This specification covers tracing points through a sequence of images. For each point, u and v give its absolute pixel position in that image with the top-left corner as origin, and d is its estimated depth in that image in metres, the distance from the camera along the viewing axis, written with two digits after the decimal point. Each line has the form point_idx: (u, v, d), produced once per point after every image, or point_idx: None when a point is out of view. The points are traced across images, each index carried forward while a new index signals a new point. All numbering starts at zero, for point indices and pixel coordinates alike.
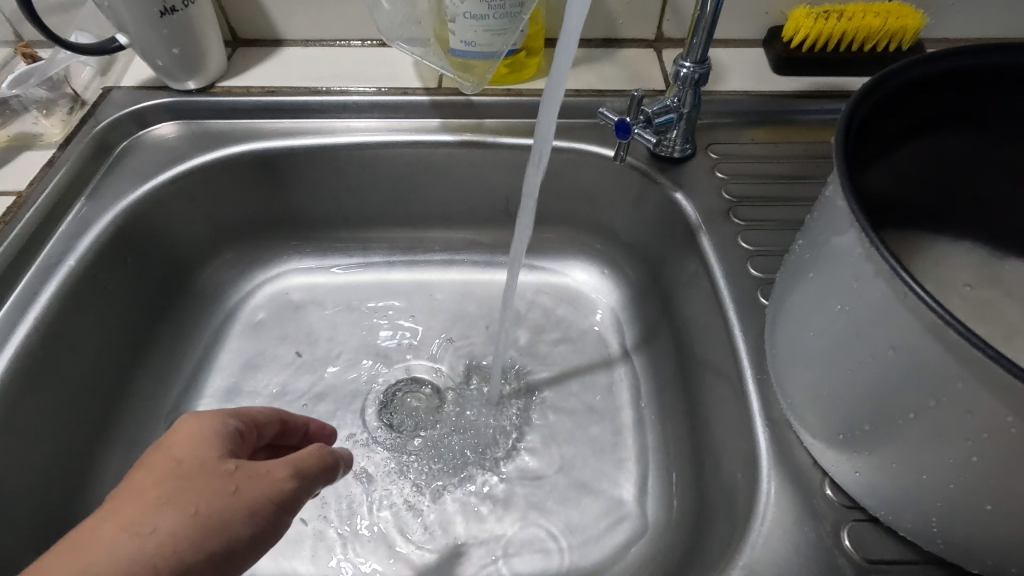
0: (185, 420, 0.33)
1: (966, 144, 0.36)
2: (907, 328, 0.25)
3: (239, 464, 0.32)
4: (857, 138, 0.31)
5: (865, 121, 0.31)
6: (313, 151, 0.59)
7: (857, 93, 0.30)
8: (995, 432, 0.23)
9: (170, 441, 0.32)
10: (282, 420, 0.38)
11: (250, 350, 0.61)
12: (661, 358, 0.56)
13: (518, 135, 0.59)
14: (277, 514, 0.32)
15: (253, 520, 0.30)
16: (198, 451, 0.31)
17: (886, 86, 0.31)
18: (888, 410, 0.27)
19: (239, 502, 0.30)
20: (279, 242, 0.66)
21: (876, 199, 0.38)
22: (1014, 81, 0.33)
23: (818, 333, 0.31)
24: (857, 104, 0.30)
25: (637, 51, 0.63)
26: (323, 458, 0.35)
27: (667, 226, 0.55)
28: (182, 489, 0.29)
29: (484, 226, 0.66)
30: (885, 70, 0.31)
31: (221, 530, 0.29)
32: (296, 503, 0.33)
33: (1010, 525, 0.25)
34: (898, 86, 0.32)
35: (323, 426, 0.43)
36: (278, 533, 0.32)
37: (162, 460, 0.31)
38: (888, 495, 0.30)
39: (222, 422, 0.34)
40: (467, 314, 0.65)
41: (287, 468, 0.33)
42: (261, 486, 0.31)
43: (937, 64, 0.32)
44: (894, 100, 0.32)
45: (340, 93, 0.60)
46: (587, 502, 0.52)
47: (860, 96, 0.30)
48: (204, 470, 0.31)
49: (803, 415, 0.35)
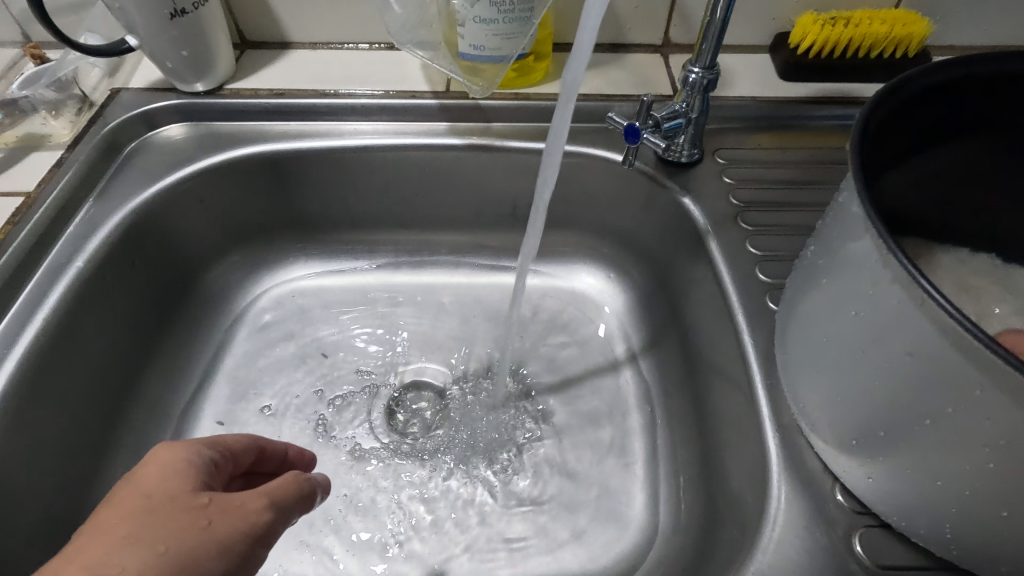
0: (156, 452, 0.33)
1: (979, 150, 0.37)
2: (924, 335, 0.25)
3: (212, 497, 0.31)
4: (872, 144, 0.31)
5: (880, 128, 0.31)
6: (321, 153, 0.59)
7: (872, 101, 0.30)
8: (1013, 438, 0.23)
9: (138, 475, 0.31)
10: (257, 448, 0.38)
11: (256, 352, 0.61)
12: (668, 362, 0.56)
13: (526, 139, 0.59)
14: (254, 547, 0.31)
15: (227, 555, 0.30)
16: (168, 484, 0.31)
17: (901, 93, 0.31)
18: (903, 415, 0.27)
19: (212, 536, 0.29)
20: (285, 244, 0.66)
21: (890, 205, 0.38)
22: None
23: (831, 338, 0.31)
24: (872, 111, 0.30)
25: (644, 56, 0.64)
26: (299, 485, 0.35)
27: (675, 230, 0.55)
28: (151, 524, 0.29)
29: (490, 229, 0.66)
30: (901, 76, 0.31)
31: (192, 566, 0.28)
32: (272, 535, 0.32)
33: None
34: (912, 93, 0.32)
35: (302, 454, 0.43)
36: (254, 568, 0.31)
37: (130, 497, 0.30)
38: (902, 501, 0.30)
39: (195, 453, 0.34)
40: (473, 317, 0.64)
41: (263, 498, 0.33)
42: (237, 518, 0.31)
43: (952, 71, 0.33)
44: (908, 106, 0.32)
45: (348, 95, 0.60)
46: (595, 506, 0.52)
47: (875, 103, 0.30)
48: (175, 504, 0.30)
49: (816, 421, 0.35)
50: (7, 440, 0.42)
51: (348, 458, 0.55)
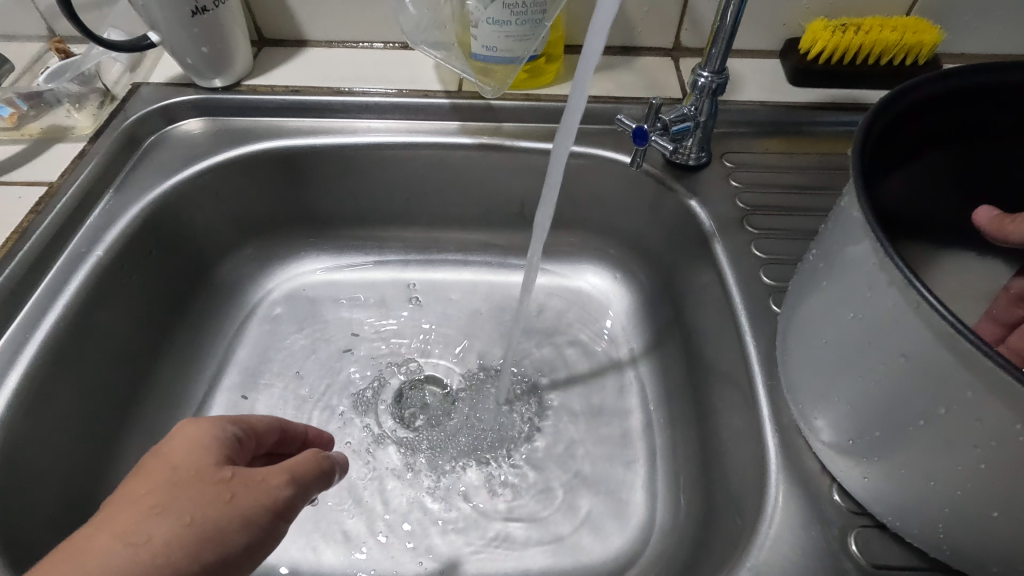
0: (183, 427, 0.34)
1: (979, 158, 0.37)
2: (918, 336, 0.26)
3: (235, 472, 0.32)
4: (874, 149, 0.32)
5: (884, 133, 0.32)
6: (334, 150, 0.60)
7: (876, 106, 0.31)
8: (1003, 439, 0.24)
9: (168, 448, 0.32)
10: (279, 429, 0.39)
11: (266, 344, 0.63)
12: (671, 363, 0.57)
13: (536, 139, 0.60)
14: (274, 521, 0.32)
15: (249, 529, 0.31)
16: (194, 458, 0.32)
17: (902, 102, 0.32)
18: (898, 416, 0.28)
19: (234, 509, 0.31)
20: (297, 239, 0.67)
21: (890, 209, 0.39)
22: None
23: (830, 340, 0.32)
24: (876, 116, 0.30)
25: (655, 60, 0.64)
26: (317, 463, 0.36)
27: (681, 232, 0.56)
28: (177, 496, 0.30)
29: (499, 228, 0.67)
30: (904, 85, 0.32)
31: (216, 539, 0.29)
32: (292, 510, 0.33)
33: (1016, 532, 0.26)
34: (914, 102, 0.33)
35: (320, 435, 0.44)
36: (275, 541, 0.32)
37: (162, 467, 0.32)
38: (897, 501, 0.31)
39: (219, 429, 0.34)
40: (480, 314, 0.65)
41: (283, 474, 0.34)
42: (257, 493, 0.32)
43: (957, 79, 0.33)
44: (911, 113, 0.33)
45: (361, 94, 0.61)
46: (596, 502, 0.52)
47: (878, 109, 0.31)
48: (200, 477, 0.31)
49: (814, 422, 0.35)
50: (29, 421, 0.43)
51: (354, 450, 0.56)
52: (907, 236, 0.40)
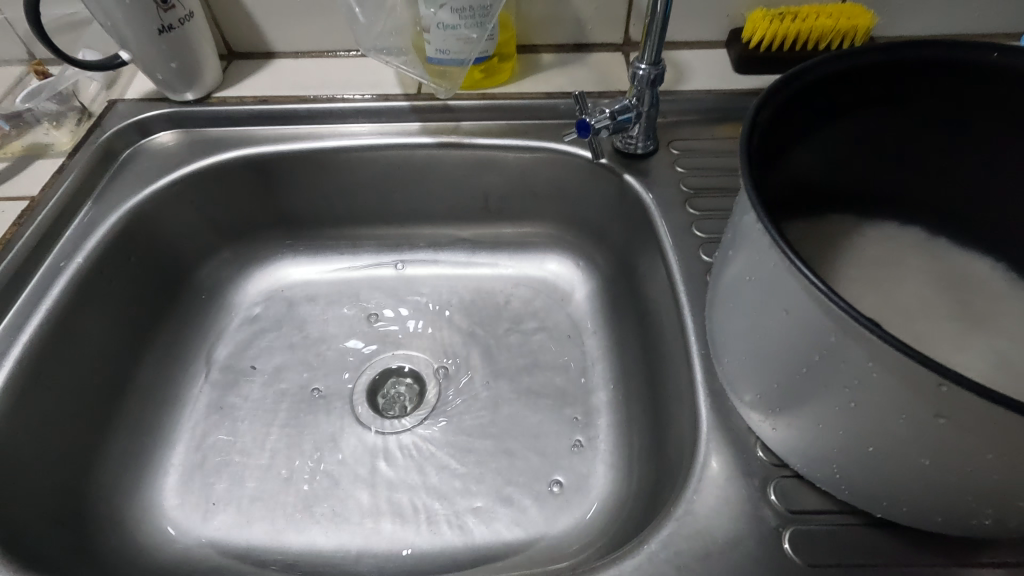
0: None
1: (870, 123, 0.40)
2: (792, 291, 0.28)
3: None
4: (765, 137, 0.33)
5: (772, 120, 0.33)
6: (301, 155, 0.63)
7: (763, 96, 0.32)
8: (862, 377, 0.26)
9: None
10: None
11: (246, 342, 0.66)
12: (628, 342, 0.60)
13: (493, 136, 0.63)
14: None
15: None
16: None
17: (780, 98, 0.33)
18: (791, 369, 0.30)
19: None
20: (273, 241, 0.70)
21: (796, 181, 0.42)
22: (885, 77, 0.37)
23: (739, 302, 0.34)
24: (762, 105, 0.32)
25: (606, 55, 0.68)
26: None
27: (633, 218, 0.59)
28: None
29: (466, 222, 0.70)
30: (786, 76, 0.33)
31: None
32: None
33: (891, 464, 0.28)
34: (782, 104, 0.33)
35: None
36: None
37: None
38: (804, 449, 0.34)
39: None
40: (450, 305, 0.68)
41: None
42: None
43: (795, 85, 0.33)
44: (789, 105, 0.34)
45: (327, 100, 0.64)
46: (559, 477, 0.55)
47: (763, 106, 0.32)
48: None
49: (733, 381, 0.38)
50: (16, 416, 0.47)
51: (329, 437, 0.59)
52: (807, 211, 0.44)
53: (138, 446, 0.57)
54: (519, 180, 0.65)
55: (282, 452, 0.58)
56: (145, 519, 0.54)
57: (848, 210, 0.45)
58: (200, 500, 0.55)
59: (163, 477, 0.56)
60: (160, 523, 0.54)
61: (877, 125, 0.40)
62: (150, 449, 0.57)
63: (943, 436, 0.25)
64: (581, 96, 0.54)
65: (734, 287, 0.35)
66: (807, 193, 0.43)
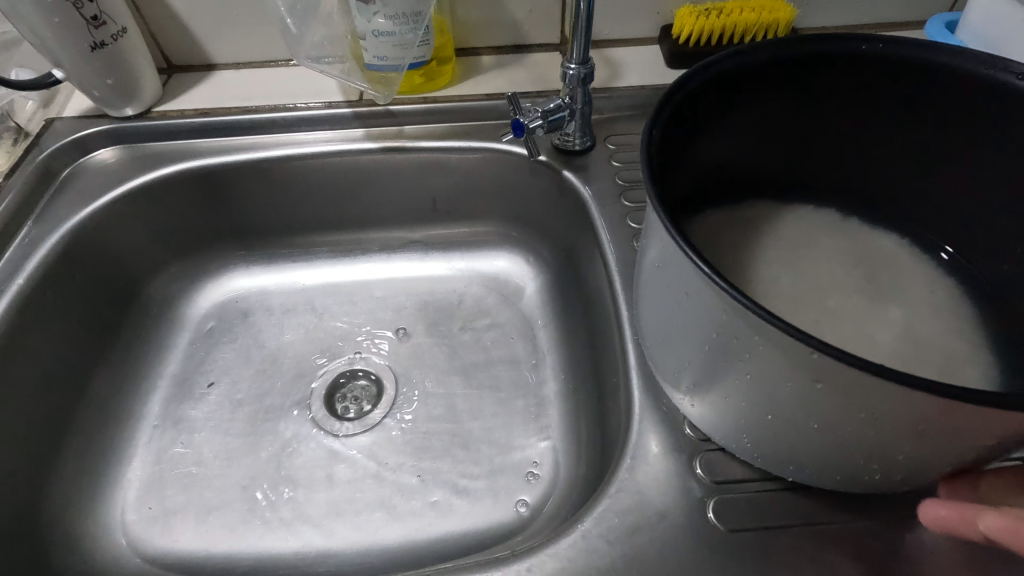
0: None
1: (775, 112, 0.42)
2: (688, 274, 0.30)
3: None
4: (666, 134, 0.35)
5: (674, 119, 0.35)
6: (246, 166, 0.64)
7: (661, 98, 0.34)
8: (754, 350, 0.28)
9: None
10: None
11: (201, 354, 0.66)
12: (576, 333, 0.62)
13: (435, 139, 0.64)
14: None
15: None
16: None
17: (679, 98, 0.35)
18: (698, 347, 0.32)
19: None
20: (224, 253, 0.71)
21: (711, 170, 0.44)
22: (783, 71, 0.39)
23: (652, 286, 0.36)
24: (661, 106, 0.34)
25: (545, 55, 0.70)
26: None
27: (574, 213, 0.61)
28: None
29: (416, 224, 0.71)
30: (683, 77, 0.35)
31: None
32: None
33: (788, 427, 0.31)
34: (682, 102, 0.35)
35: None
36: None
37: None
38: (718, 422, 0.36)
39: None
40: (405, 307, 0.70)
41: None
42: None
43: (693, 85, 0.35)
44: (689, 103, 0.36)
45: (269, 110, 0.64)
46: (513, 466, 0.57)
47: (659, 108, 0.33)
48: None
49: (656, 361, 0.40)
50: None
51: (287, 442, 0.59)
52: (727, 197, 0.47)
53: (92, 462, 0.57)
54: (464, 181, 0.67)
55: (239, 460, 0.58)
56: (103, 537, 0.54)
57: (764, 192, 0.48)
58: (158, 513, 0.55)
59: (119, 493, 0.56)
60: (118, 538, 0.54)
61: (782, 114, 0.42)
62: (105, 467, 0.57)
63: (825, 400, 0.27)
64: (514, 97, 0.56)
65: (650, 273, 0.37)
66: (723, 180, 0.46)
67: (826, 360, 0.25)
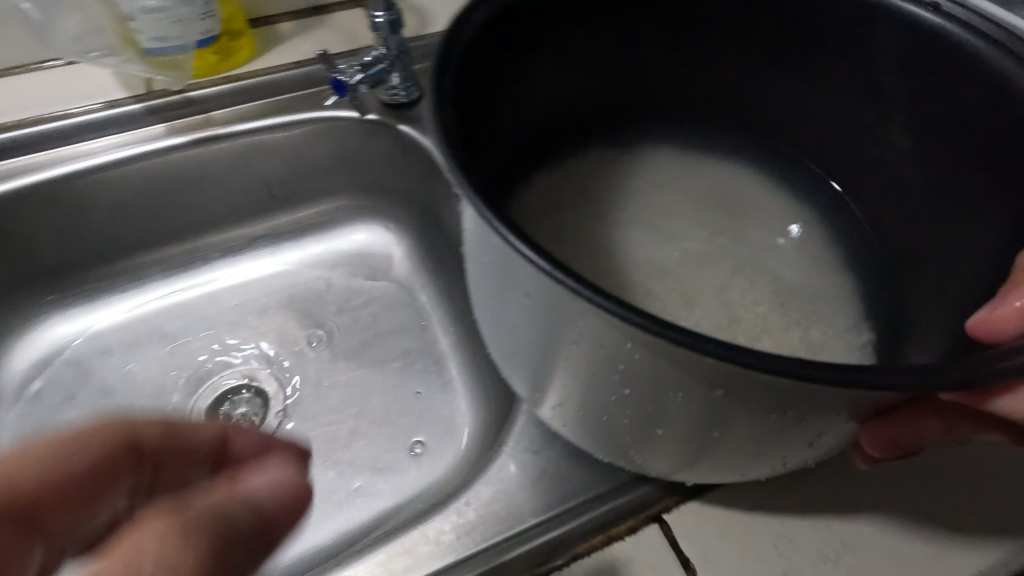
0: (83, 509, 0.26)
1: (571, 42, 0.42)
2: (524, 275, 0.26)
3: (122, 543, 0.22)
4: (462, 80, 0.33)
5: (465, 65, 0.33)
6: (26, 194, 0.54)
7: (446, 35, 0.32)
8: (622, 352, 0.25)
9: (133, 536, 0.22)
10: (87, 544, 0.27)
11: (35, 424, 0.56)
12: (454, 284, 0.62)
13: (250, 120, 0.58)
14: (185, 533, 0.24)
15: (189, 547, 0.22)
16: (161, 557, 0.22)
17: (466, 35, 0.33)
18: (551, 351, 0.29)
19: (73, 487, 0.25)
20: (29, 303, 0.60)
21: (524, 110, 0.43)
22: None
23: (489, 300, 0.32)
24: (452, 35, 0.32)
25: (348, 12, 0.66)
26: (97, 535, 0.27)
27: (420, 166, 0.60)
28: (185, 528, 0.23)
29: (256, 217, 0.66)
30: (464, 13, 0.33)
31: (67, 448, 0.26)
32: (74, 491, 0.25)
33: (668, 424, 0.29)
34: (469, 44, 0.33)
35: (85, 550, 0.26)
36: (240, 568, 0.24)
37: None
38: (592, 429, 0.33)
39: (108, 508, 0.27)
40: (269, 305, 0.65)
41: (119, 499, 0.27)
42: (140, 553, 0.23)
43: (477, 23, 0.34)
44: (479, 43, 0.34)
45: (36, 122, 0.54)
46: (427, 428, 0.56)
47: (445, 52, 0.31)
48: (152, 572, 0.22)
49: (514, 383, 0.36)
50: None
51: None
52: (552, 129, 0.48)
53: None
54: (297, 160, 0.62)
55: None
56: None
57: (579, 121, 0.49)
58: None
59: None
60: None
61: (578, 44, 0.43)
62: None
63: (718, 402, 0.25)
64: (326, 56, 0.53)
65: (480, 284, 0.32)
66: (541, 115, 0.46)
67: (692, 355, 0.23)
